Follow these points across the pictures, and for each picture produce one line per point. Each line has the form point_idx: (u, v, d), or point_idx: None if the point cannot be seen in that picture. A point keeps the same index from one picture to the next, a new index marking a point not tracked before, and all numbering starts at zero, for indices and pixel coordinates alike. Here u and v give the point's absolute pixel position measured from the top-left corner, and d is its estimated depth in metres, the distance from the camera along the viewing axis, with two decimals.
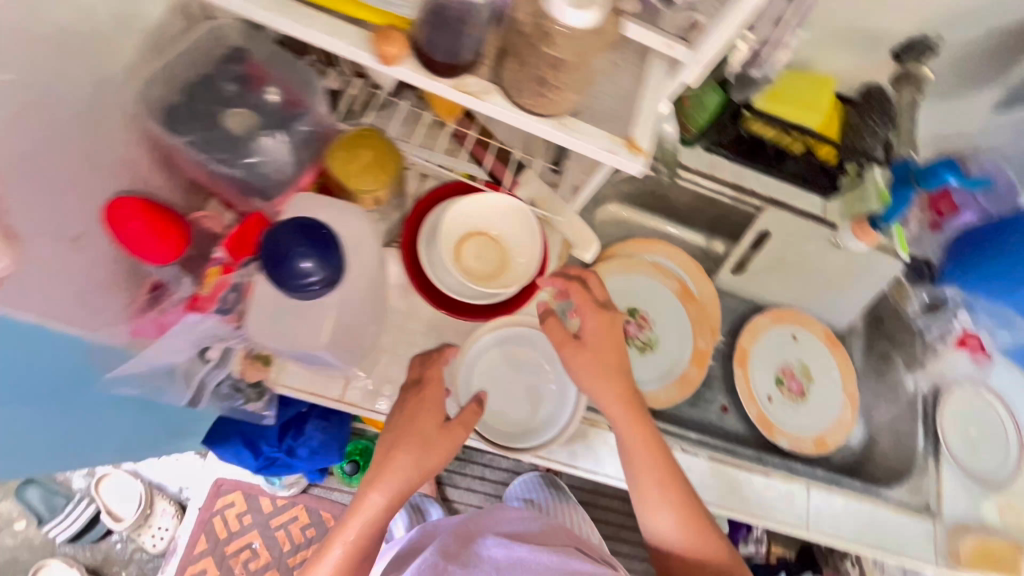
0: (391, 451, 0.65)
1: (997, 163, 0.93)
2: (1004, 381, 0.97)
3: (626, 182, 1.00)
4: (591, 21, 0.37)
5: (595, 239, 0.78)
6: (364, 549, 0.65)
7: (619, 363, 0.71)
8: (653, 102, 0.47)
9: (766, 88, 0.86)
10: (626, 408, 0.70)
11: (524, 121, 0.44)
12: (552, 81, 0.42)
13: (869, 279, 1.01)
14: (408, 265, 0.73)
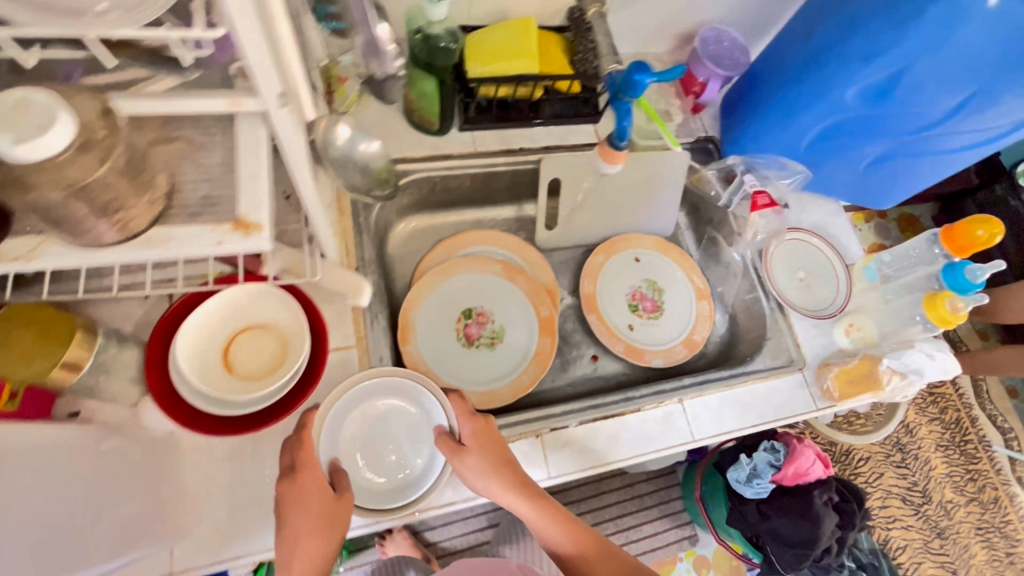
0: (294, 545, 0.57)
1: (721, 28, 0.97)
2: (813, 215, 1.03)
3: (402, 196, 0.95)
4: (68, 136, 0.33)
5: (364, 280, 0.74)
6: None
7: (506, 456, 0.67)
8: (252, 168, 0.42)
9: (474, 54, 0.84)
10: (524, 491, 0.65)
11: (104, 257, 0.40)
12: (98, 209, 0.37)
13: (666, 177, 1.03)
14: (170, 398, 0.64)
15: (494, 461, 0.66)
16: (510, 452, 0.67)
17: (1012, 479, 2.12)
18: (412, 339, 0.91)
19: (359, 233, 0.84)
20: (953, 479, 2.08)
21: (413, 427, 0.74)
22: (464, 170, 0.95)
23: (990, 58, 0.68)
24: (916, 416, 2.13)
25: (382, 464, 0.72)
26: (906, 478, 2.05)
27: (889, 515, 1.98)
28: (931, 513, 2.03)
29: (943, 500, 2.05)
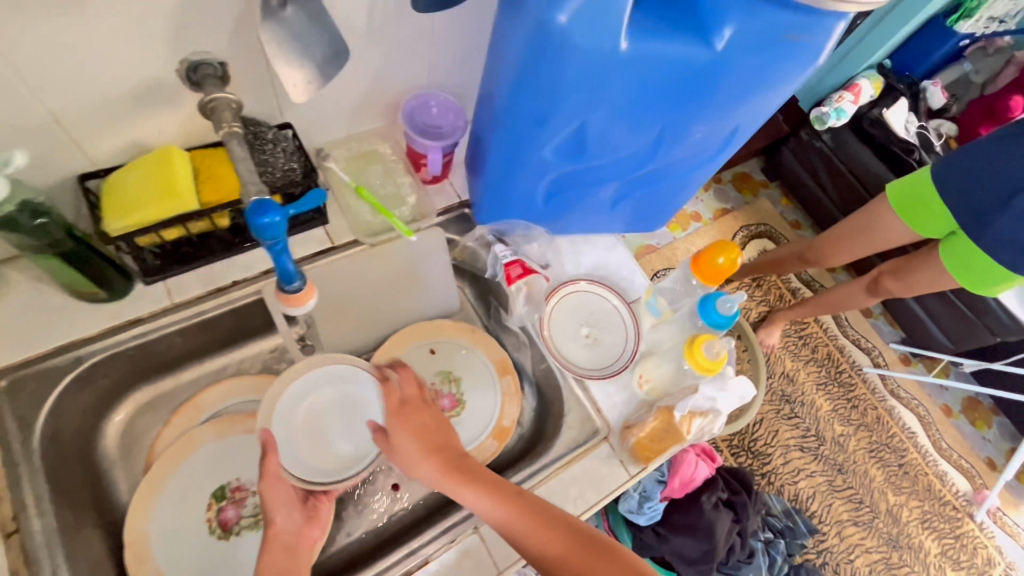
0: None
1: (426, 94, 0.86)
2: (589, 259, 0.96)
3: (88, 384, 0.75)
4: None
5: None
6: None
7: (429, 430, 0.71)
8: None
9: (105, 208, 0.67)
10: (438, 461, 0.68)
11: None
12: None
13: (421, 262, 0.92)
14: None
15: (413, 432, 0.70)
16: (433, 423, 0.72)
17: (887, 393, 1.85)
18: (145, 559, 0.72)
19: (16, 466, 0.66)
20: (840, 416, 1.79)
21: (348, 411, 0.76)
22: (164, 329, 0.78)
23: (653, 96, 0.63)
24: (792, 363, 1.83)
25: (342, 435, 0.75)
26: (788, 413, 1.76)
27: (790, 463, 1.70)
28: (829, 452, 1.74)
29: (835, 437, 1.76)
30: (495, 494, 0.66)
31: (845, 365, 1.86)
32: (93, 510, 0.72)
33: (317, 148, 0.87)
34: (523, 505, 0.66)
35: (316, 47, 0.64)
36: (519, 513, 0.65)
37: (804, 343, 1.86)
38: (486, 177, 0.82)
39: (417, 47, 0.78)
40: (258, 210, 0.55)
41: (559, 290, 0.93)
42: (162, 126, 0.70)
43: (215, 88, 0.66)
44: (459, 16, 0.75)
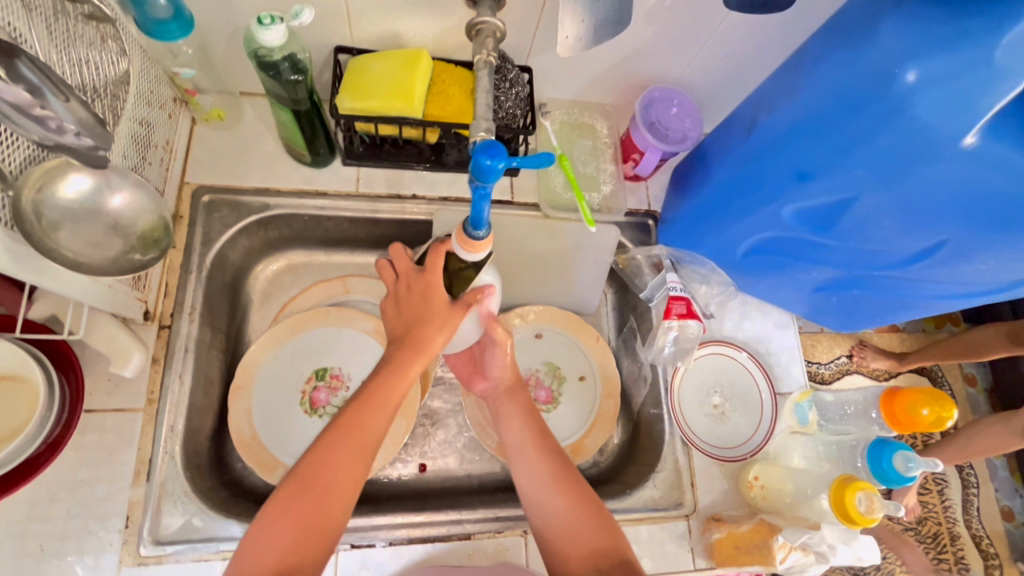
0: (350, 427, 0.58)
1: (669, 90, 0.79)
2: (753, 327, 0.86)
3: (265, 226, 0.81)
4: None
5: (135, 349, 0.65)
6: (376, 421, 0.59)
7: (514, 379, 0.72)
8: None
9: (344, 86, 0.70)
10: (519, 411, 0.70)
11: None
12: None
13: (582, 251, 0.87)
14: None
15: (507, 382, 0.72)
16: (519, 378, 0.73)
17: None
18: (245, 396, 0.78)
19: (188, 272, 0.73)
20: None
21: (699, 376, 0.84)
22: (340, 212, 0.81)
23: (957, 205, 0.52)
24: None
25: (694, 392, 0.84)
26: None
27: None
28: None
29: None
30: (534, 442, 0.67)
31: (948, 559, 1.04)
32: (226, 334, 0.79)
33: (540, 102, 0.84)
34: (560, 475, 0.64)
35: (603, 5, 0.59)
36: (561, 489, 0.63)
37: (919, 525, 1.04)
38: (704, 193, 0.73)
39: (694, 42, 0.71)
40: (486, 149, 0.53)
41: (708, 345, 0.84)
42: (422, 29, 0.71)
43: (487, 11, 0.64)
44: (753, 25, 0.67)
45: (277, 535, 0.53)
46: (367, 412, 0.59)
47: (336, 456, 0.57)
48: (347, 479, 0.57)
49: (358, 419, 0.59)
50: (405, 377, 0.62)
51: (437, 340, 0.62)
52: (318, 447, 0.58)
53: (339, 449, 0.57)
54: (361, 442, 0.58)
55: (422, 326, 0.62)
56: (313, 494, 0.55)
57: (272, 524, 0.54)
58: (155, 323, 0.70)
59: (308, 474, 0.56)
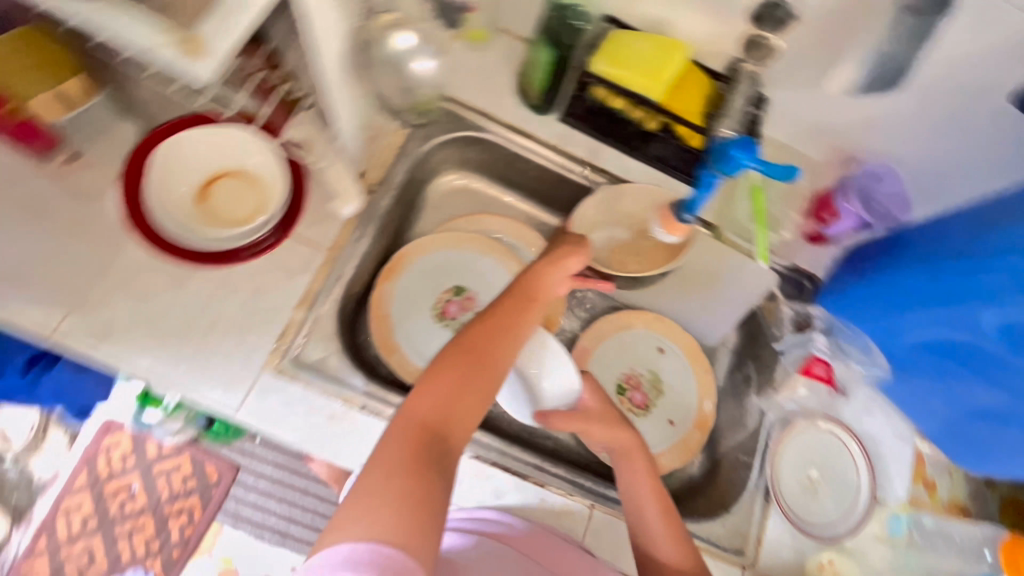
0: (500, 315, 0.63)
1: (888, 168, 0.80)
2: (872, 423, 0.84)
3: (469, 146, 0.88)
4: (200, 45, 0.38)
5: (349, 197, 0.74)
6: (522, 316, 0.64)
7: (642, 445, 0.72)
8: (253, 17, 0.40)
9: (604, 52, 0.76)
10: (644, 477, 0.69)
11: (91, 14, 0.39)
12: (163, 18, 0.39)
13: (737, 283, 0.87)
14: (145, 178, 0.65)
15: (635, 444, 0.71)
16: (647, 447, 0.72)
17: None
18: (393, 279, 0.85)
19: (401, 156, 0.81)
20: None
21: (809, 448, 0.83)
22: (537, 158, 0.87)
23: None
24: None
25: (797, 459, 0.82)
26: None
27: None
28: None
29: None
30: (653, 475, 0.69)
31: None
32: (400, 223, 0.87)
33: None
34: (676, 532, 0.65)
35: None
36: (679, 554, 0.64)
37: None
38: (903, 269, 0.70)
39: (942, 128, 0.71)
40: (738, 142, 0.56)
41: (822, 419, 0.84)
42: (693, 25, 0.76)
43: (771, 28, 0.68)
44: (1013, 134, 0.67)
45: (440, 389, 0.55)
46: (522, 309, 0.65)
47: (497, 336, 0.61)
48: (503, 359, 0.60)
49: (512, 313, 0.64)
50: (548, 289, 0.70)
51: (574, 262, 0.73)
52: (478, 324, 0.62)
53: (500, 331, 0.62)
54: (516, 332, 0.63)
55: (560, 249, 0.74)
56: (476, 360, 0.58)
57: (438, 380, 0.56)
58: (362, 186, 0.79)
59: (475, 343, 0.60)
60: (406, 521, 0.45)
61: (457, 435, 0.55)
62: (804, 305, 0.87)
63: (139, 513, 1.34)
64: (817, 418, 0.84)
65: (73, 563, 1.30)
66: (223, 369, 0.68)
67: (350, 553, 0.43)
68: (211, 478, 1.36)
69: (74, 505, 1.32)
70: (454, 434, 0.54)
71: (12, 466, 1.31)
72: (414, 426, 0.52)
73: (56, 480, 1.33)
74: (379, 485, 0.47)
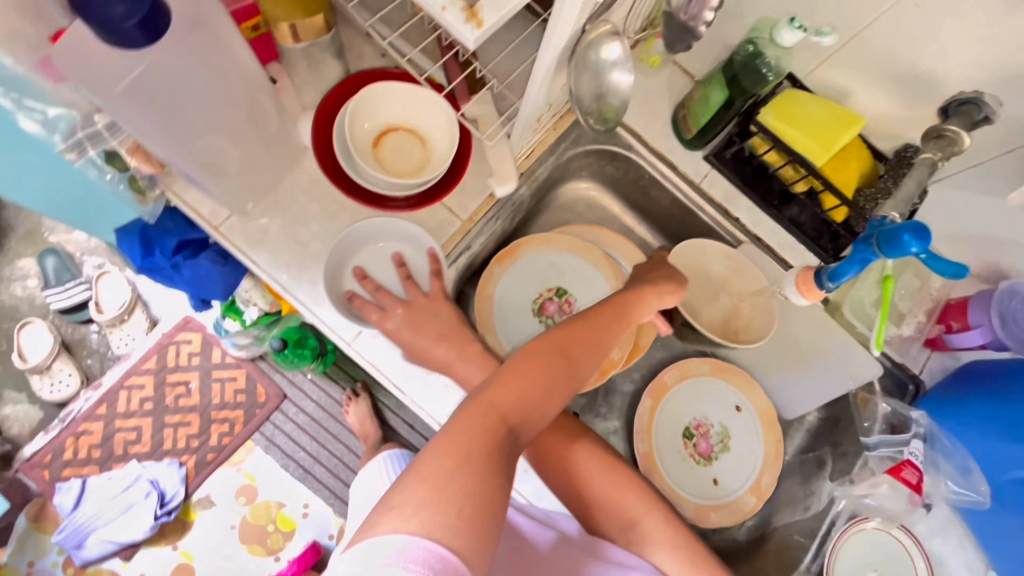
0: (591, 326, 0.64)
1: None
2: (941, 546, 0.81)
3: (609, 162, 0.91)
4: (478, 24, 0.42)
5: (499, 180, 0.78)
6: (609, 335, 0.65)
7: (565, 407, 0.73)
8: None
9: (779, 106, 0.77)
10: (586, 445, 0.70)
11: None
12: None
13: (836, 364, 0.86)
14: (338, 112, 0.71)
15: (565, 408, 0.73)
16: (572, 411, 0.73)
17: None
18: (505, 265, 0.88)
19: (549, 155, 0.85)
20: None
21: (874, 553, 0.80)
22: (671, 190, 0.89)
23: None
24: None
25: (857, 556, 0.80)
26: None
27: None
28: None
29: None
30: (602, 457, 0.70)
31: None
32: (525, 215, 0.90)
33: None
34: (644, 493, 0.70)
35: None
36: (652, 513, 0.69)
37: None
38: None
39: None
40: (910, 228, 0.56)
41: (894, 527, 0.81)
42: (872, 101, 0.76)
43: (960, 123, 0.68)
44: None
45: (528, 382, 0.54)
46: (609, 330, 0.65)
47: (585, 349, 0.62)
48: (583, 375, 0.60)
49: (602, 328, 0.65)
50: (640, 313, 0.72)
51: (670, 297, 0.76)
52: (568, 331, 0.62)
53: (588, 346, 0.62)
54: (600, 350, 0.63)
55: (653, 277, 0.76)
56: (563, 362, 0.58)
57: (524, 372, 0.55)
58: None
59: (563, 351, 0.59)
60: (468, 515, 0.42)
61: (525, 436, 0.53)
62: (905, 408, 0.83)
63: (190, 410, 1.41)
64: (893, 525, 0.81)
65: (121, 435, 1.39)
66: (346, 301, 0.73)
67: (408, 548, 0.38)
68: (258, 399, 1.42)
69: (138, 384, 1.41)
70: (524, 433, 0.52)
71: (97, 331, 1.42)
72: (497, 417, 0.51)
73: (128, 357, 1.43)
74: (447, 464, 0.44)
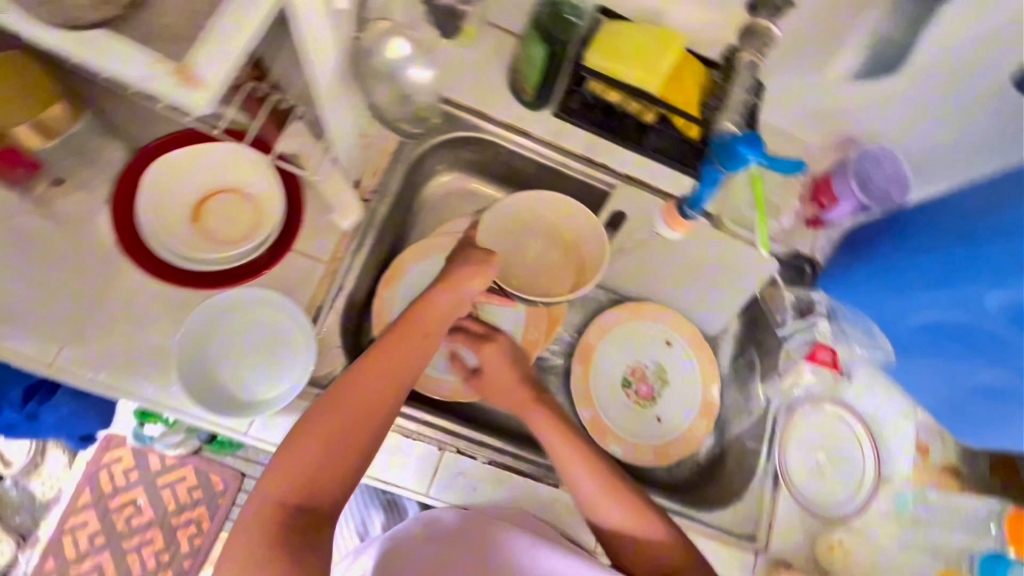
0: (372, 364, 0.63)
1: (888, 150, 0.79)
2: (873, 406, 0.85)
3: (463, 147, 0.86)
4: None
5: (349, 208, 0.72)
6: (392, 367, 0.64)
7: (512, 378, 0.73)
8: None
9: (600, 45, 0.75)
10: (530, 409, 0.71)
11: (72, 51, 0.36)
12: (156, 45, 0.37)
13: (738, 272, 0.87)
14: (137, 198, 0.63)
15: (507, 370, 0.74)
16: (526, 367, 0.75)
17: None
18: (395, 287, 0.83)
19: (395, 162, 0.80)
20: None
21: (815, 434, 0.85)
22: (533, 157, 0.86)
23: None
24: None
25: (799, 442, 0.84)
26: None
27: None
28: None
29: None
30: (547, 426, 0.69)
31: None
32: (397, 228, 0.85)
33: None
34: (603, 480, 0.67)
35: None
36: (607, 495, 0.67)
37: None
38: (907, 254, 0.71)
39: (937, 110, 0.72)
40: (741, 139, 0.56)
41: (830, 404, 0.85)
42: None
43: None
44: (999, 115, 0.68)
45: (305, 456, 0.57)
46: (389, 350, 0.64)
47: (364, 392, 0.61)
48: (370, 417, 0.61)
49: (381, 361, 0.64)
50: (433, 328, 0.69)
51: (473, 284, 0.70)
52: (347, 379, 0.62)
53: (357, 381, 0.61)
54: (382, 380, 0.63)
55: (454, 268, 0.71)
56: (340, 420, 0.59)
57: (302, 446, 0.58)
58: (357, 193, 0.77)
59: (333, 403, 0.60)
60: None
61: (326, 501, 0.58)
62: (807, 291, 0.86)
63: (146, 528, 1.31)
64: (823, 404, 0.86)
65: None
66: (222, 398, 0.65)
67: None
68: (217, 487, 1.33)
69: (79, 523, 1.29)
70: (320, 503, 0.57)
71: (11, 486, 1.28)
72: (274, 504, 0.56)
73: (58, 499, 1.30)
74: (237, 567, 0.53)
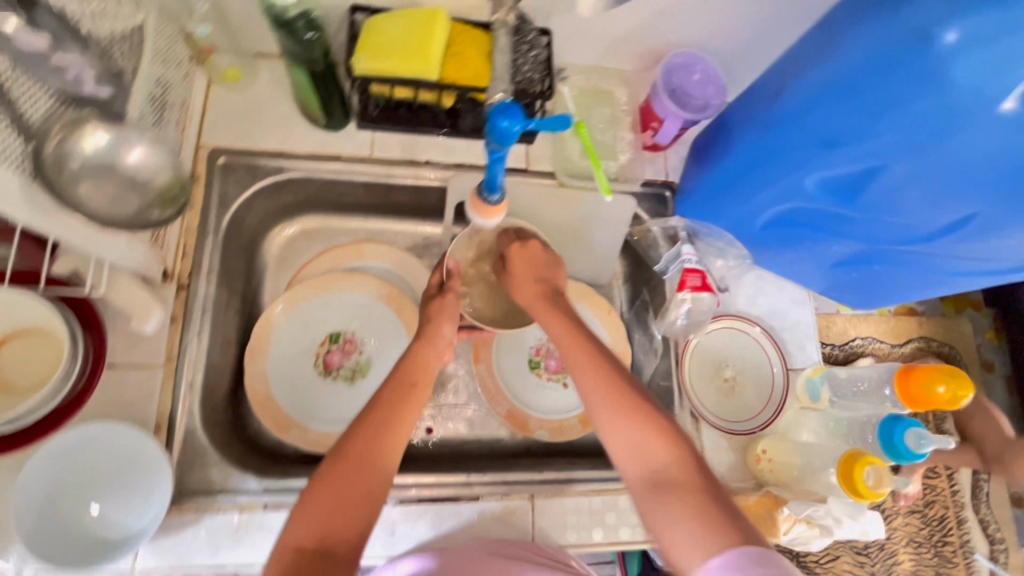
0: (374, 409, 0.59)
1: (695, 55, 0.77)
2: (764, 305, 0.85)
3: (281, 191, 0.81)
4: None
5: (155, 307, 0.68)
6: (397, 411, 0.59)
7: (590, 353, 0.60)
8: None
9: (363, 47, 0.69)
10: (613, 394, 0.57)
11: None
12: None
13: (600, 221, 0.84)
14: None
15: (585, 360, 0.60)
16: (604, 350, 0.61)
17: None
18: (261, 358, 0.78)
19: (205, 235, 0.74)
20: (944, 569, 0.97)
21: (717, 353, 0.84)
22: (354, 177, 0.81)
23: (984, 176, 0.51)
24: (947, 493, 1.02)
25: (702, 368, 0.84)
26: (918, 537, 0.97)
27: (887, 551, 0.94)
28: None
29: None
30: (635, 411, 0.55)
31: (951, 543, 1.00)
32: (242, 297, 0.79)
33: (559, 67, 0.82)
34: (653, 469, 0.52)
35: None
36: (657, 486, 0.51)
37: (924, 507, 0.99)
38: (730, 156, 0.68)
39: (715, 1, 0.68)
40: (502, 111, 0.53)
41: (723, 318, 0.84)
42: None
43: None
44: None
45: (316, 506, 0.51)
46: (398, 399, 0.60)
47: (370, 437, 0.56)
48: (376, 461, 0.54)
49: (387, 404, 0.59)
50: (429, 371, 0.66)
51: (445, 330, 0.69)
52: (359, 423, 0.57)
53: (378, 429, 0.56)
54: (394, 426, 0.57)
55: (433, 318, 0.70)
56: (353, 466, 0.53)
57: (308, 498, 0.52)
58: (173, 282, 0.72)
59: (342, 452, 0.55)
60: None
61: (344, 553, 0.50)
62: (669, 219, 0.84)
63: None
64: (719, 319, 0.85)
65: None
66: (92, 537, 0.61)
67: None
68: None
69: None
70: (337, 546, 0.50)
71: None
72: (290, 554, 0.49)
73: None
74: None
